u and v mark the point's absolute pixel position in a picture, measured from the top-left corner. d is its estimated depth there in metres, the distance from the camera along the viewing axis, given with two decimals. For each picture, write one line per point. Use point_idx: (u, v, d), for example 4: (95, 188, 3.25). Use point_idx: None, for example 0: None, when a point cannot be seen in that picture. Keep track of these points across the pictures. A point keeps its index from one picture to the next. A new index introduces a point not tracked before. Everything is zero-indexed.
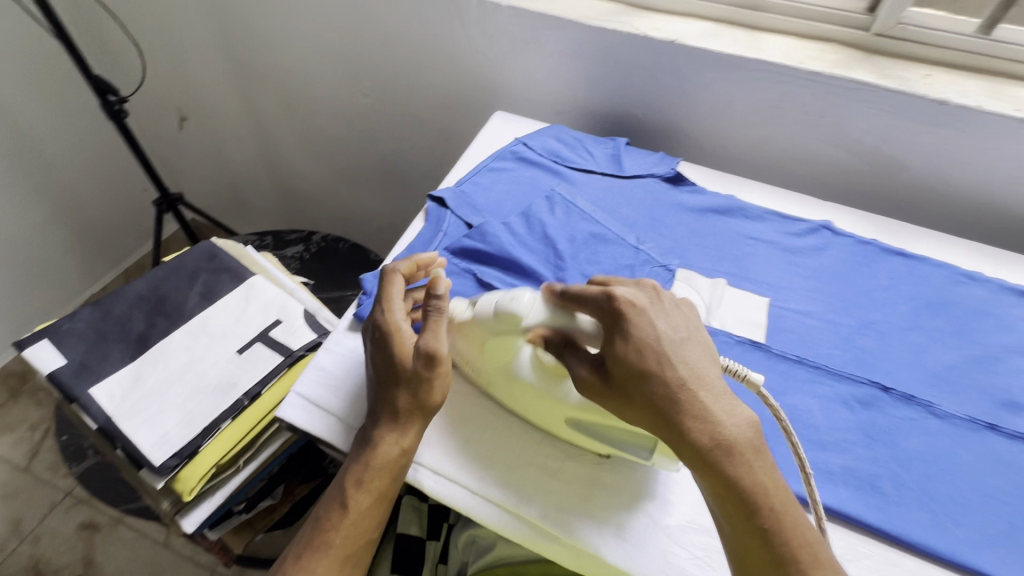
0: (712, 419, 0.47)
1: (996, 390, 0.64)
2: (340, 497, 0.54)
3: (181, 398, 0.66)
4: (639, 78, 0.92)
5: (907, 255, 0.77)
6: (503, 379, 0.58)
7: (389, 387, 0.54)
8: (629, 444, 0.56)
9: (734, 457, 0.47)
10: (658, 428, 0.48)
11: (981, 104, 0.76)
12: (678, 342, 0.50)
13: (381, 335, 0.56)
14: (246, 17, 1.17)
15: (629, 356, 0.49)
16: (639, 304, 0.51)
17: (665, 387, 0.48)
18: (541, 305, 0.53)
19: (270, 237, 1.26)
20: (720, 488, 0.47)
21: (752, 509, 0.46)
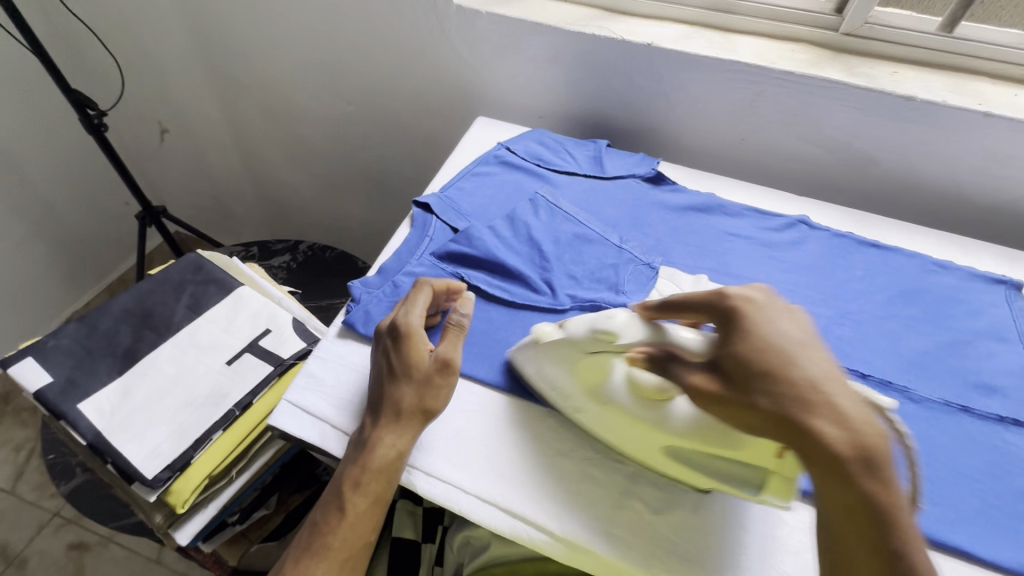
0: (851, 427, 0.41)
1: (968, 373, 0.66)
2: (338, 500, 0.54)
3: (171, 411, 0.66)
4: (618, 81, 0.94)
5: (881, 247, 0.79)
6: (597, 403, 0.56)
7: (399, 388, 0.56)
8: (732, 479, 0.52)
9: (876, 474, 0.40)
10: (784, 434, 0.42)
11: (945, 99, 0.79)
12: (805, 344, 0.44)
13: (396, 340, 0.58)
14: (226, 28, 1.17)
15: (749, 353, 0.44)
16: (757, 300, 0.47)
17: (796, 387, 0.42)
18: (638, 324, 0.52)
19: (256, 248, 1.26)
20: (851, 505, 0.41)
21: (885, 530, 0.40)
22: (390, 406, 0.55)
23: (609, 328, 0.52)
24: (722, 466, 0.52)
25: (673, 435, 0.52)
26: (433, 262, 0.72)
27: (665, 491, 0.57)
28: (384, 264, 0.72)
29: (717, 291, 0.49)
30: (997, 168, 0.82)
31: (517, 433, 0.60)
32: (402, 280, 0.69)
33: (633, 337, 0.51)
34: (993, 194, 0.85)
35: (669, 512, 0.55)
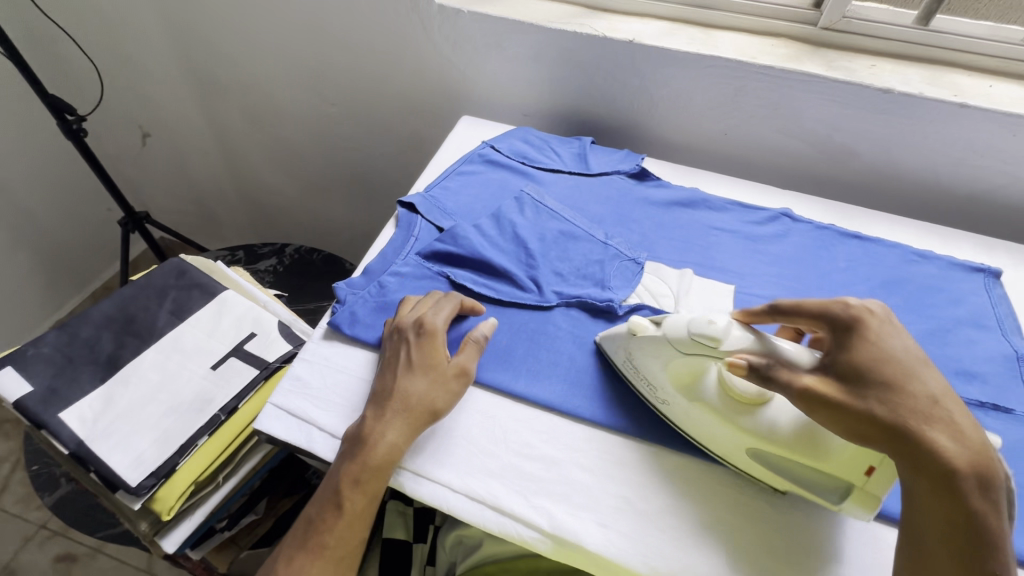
0: (963, 443, 0.43)
1: (950, 360, 0.67)
2: (336, 497, 0.54)
3: (156, 417, 0.65)
4: (601, 78, 0.95)
5: (863, 238, 0.80)
6: (684, 401, 0.54)
7: (414, 385, 0.57)
8: (816, 486, 0.50)
9: (988, 492, 0.42)
10: (896, 444, 0.44)
11: (921, 91, 0.80)
12: (926, 363, 0.46)
13: (418, 340, 0.59)
14: (207, 31, 1.16)
15: (871, 362, 0.46)
16: (878, 314, 0.49)
17: (914, 401, 0.44)
18: (741, 328, 0.51)
19: (241, 252, 1.25)
20: (957, 520, 0.42)
21: (989, 549, 0.41)
22: (404, 404, 0.56)
23: (710, 331, 0.50)
24: (804, 474, 0.50)
25: (761, 439, 0.50)
26: (419, 261, 0.72)
27: (654, 481, 0.55)
28: (369, 265, 0.72)
29: (833, 300, 0.51)
30: (974, 159, 0.84)
31: (503, 426, 0.58)
32: (387, 281, 0.69)
33: (737, 341, 0.51)
34: (971, 184, 0.87)
35: (659, 504, 0.53)
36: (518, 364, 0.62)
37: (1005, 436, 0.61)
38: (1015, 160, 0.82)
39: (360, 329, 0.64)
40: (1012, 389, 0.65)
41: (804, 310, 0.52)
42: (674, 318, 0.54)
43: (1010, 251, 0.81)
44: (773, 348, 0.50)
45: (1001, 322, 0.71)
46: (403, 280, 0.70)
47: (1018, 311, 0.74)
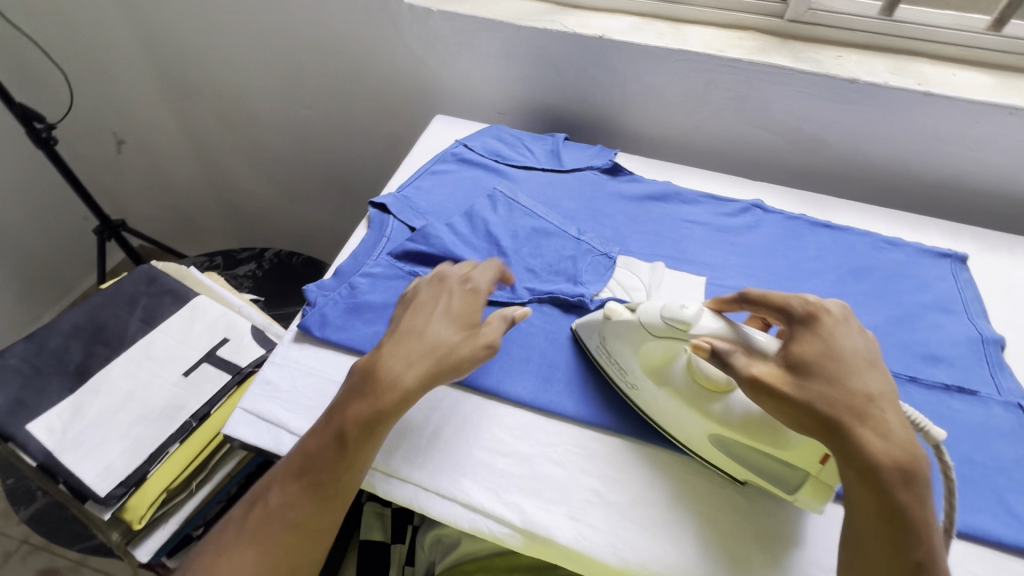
0: (891, 439, 0.44)
1: (917, 344, 0.68)
2: (340, 432, 0.50)
3: (126, 426, 0.65)
4: (573, 75, 0.95)
5: (832, 227, 0.81)
6: (652, 385, 0.55)
7: (446, 331, 0.55)
8: (773, 475, 0.51)
9: (913, 487, 0.42)
10: (826, 435, 0.45)
11: (886, 81, 0.81)
12: (868, 363, 0.48)
13: (461, 292, 0.58)
14: (177, 35, 1.15)
15: (815, 358, 0.48)
16: (834, 314, 0.50)
17: (848, 396, 0.45)
18: (713, 315, 0.52)
19: (219, 257, 1.24)
20: (883, 512, 0.42)
21: (912, 542, 0.41)
22: (432, 348, 0.54)
23: (682, 315, 0.51)
24: (763, 460, 0.51)
25: (723, 426, 0.51)
26: (391, 261, 0.71)
27: (624, 474, 0.55)
28: (340, 266, 0.72)
29: (796, 297, 0.52)
30: (940, 146, 0.85)
31: (474, 423, 0.58)
32: (358, 282, 0.69)
33: (707, 327, 0.51)
34: (938, 171, 0.88)
35: (629, 495, 0.54)
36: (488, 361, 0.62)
37: (970, 418, 0.62)
38: (980, 147, 0.83)
39: (331, 331, 0.64)
40: (977, 371, 0.66)
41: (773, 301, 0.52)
42: (648, 303, 0.55)
43: (977, 236, 0.83)
44: (740, 336, 0.50)
45: (967, 307, 0.73)
46: (374, 281, 0.69)
47: (984, 295, 0.76)
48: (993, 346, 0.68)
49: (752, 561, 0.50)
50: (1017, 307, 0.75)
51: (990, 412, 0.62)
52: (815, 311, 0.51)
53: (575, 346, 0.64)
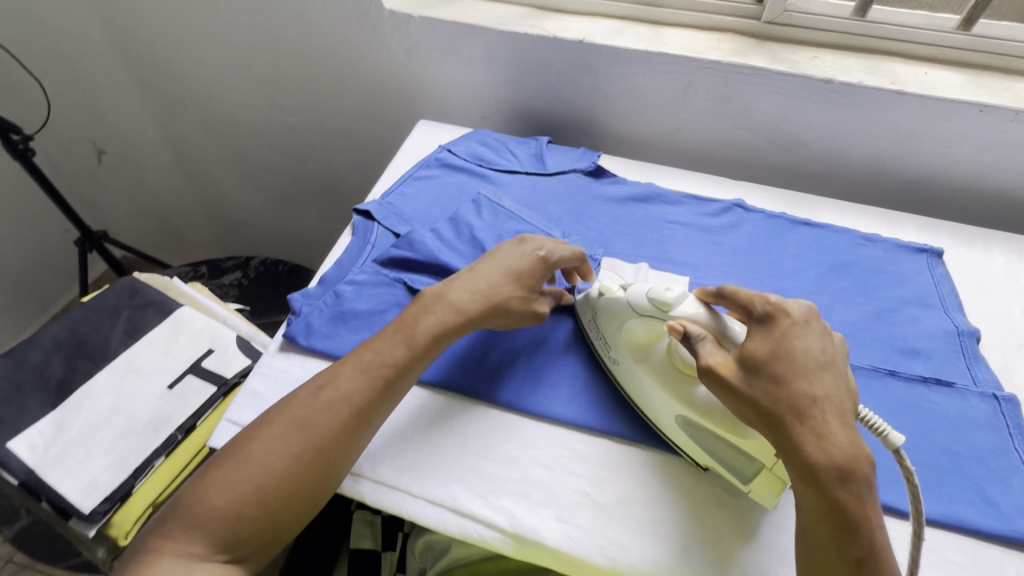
0: (833, 440, 0.43)
1: (895, 338, 0.70)
2: (409, 341, 0.57)
3: (110, 441, 0.64)
4: (555, 78, 0.95)
5: (812, 225, 0.83)
6: (631, 361, 0.57)
7: (504, 285, 0.61)
8: (730, 462, 0.52)
9: (849, 486, 0.42)
10: (769, 433, 0.46)
11: (860, 81, 0.83)
12: (820, 364, 0.47)
13: (539, 258, 0.63)
14: (157, 44, 1.14)
15: (764, 357, 0.47)
16: (792, 315, 0.49)
17: (792, 397, 0.45)
18: (696, 302, 0.53)
19: (204, 267, 1.23)
20: (823, 509, 0.43)
21: (850, 536, 0.42)
22: (485, 296, 0.60)
23: (666, 297, 0.53)
24: (723, 447, 0.52)
25: (691, 409, 0.51)
26: (376, 268, 0.71)
27: (612, 475, 0.56)
28: (325, 274, 0.72)
29: (759, 296, 0.52)
30: (915, 144, 0.87)
31: (462, 428, 0.59)
32: (343, 289, 0.69)
33: (686, 311, 0.53)
34: (913, 168, 0.90)
35: (616, 495, 0.54)
36: (475, 365, 0.63)
37: (948, 410, 0.63)
38: (953, 143, 0.85)
39: (317, 340, 0.64)
40: (954, 364, 0.67)
41: (742, 298, 0.52)
42: (640, 285, 0.57)
43: (952, 232, 0.85)
44: (717, 324, 0.51)
45: (943, 301, 0.74)
46: (359, 288, 0.69)
47: (959, 289, 0.77)
48: (969, 338, 0.70)
49: (737, 556, 0.51)
50: (991, 300, 0.76)
51: (967, 403, 0.64)
52: (774, 310, 0.50)
53: (561, 347, 0.65)
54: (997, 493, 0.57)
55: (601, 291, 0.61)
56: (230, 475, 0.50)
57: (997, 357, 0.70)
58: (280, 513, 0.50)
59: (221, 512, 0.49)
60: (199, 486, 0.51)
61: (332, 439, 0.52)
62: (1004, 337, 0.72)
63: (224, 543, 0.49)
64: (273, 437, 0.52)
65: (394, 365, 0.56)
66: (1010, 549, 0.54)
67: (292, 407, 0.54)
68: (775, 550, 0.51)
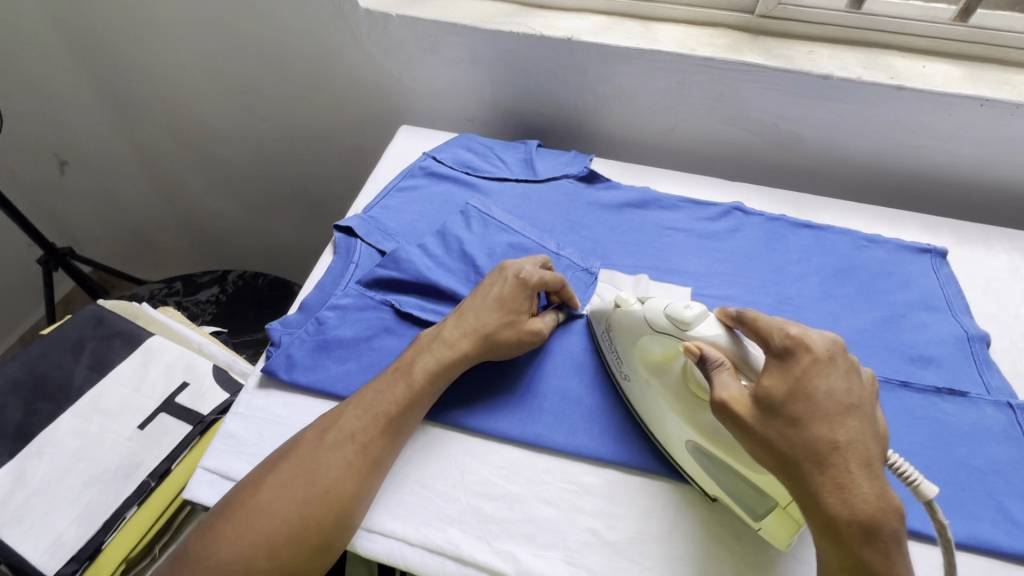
0: (857, 492, 0.41)
1: (904, 346, 0.68)
2: (406, 372, 0.55)
3: (75, 491, 0.59)
4: (543, 78, 0.91)
5: (813, 227, 0.80)
6: (643, 380, 0.54)
7: (490, 314, 0.59)
8: (738, 496, 0.49)
9: (874, 542, 0.40)
10: (785, 479, 0.44)
11: (860, 76, 0.80)
12: (843, 407, 0.44)
13: (518, 281, 0.61)
14: (118, 49, 1.07)
15: (781, 396, 0.45)
16: (813, 350, 0.46)
17: (810, 442, 0.43)
18: (717, 322, 0.51)
19: (179, 283, 1.16)
20: (844, 565, 0.41)
21: None
22: (475, 327, 0.58)
23: (684, 315, 0.51)
24: (737, 479, 0.49)
25: (703, 436, 0.49)
26: (360, 291, 0.67)
27: (622, 511, 0.52)
28: (306, 299, 0.67)
29: (779, 327, 0.48)
30: (915, 139, 0.84)
31: (460, 466, 0.55)
32: (326, 316, 0.64)
33: (707, 331, 0.50)
34: (913, 164, 0.87)
35: (626, 533, 0.51)
36: (473, 397, 0.59)
37: (962, 421, 0.61)
38: (954, 139, 0.83)
39: (299, 373, 0.60)
40: (965, 371, 0.65)
41: (763, 326, 0.49)
42: (657, 301, 0.55)
43: (955, 229, 0.82)
44: (737, 351, 0.49)
45: (950, 303, 0.72)
46: (343, 313, 0.65)
47: (965, 290, 0.75)
48: (979, 343, 0.68)
49: None
50: (997, 300, 0.74)
51: (982, 413, 0.62)
52: (793, 344, 0.47)
53: (564, 372, 0.61)
54: (1019, 510, 0.55)
55: (617, 302, 0.58)
56: (239, 525, 0.47)
57: (1007, 362, 0.68)
58: (293, 562, 0.47)
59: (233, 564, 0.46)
60: (207, 534, 0.48)
61: (336, 478, 0.50)
62: (1013, 340, 0.70)
63: None
64: (280, 483, 0.49)
65: (400, 400, 0.54)
66: None
67: (297, 450, 0.51)
68: None
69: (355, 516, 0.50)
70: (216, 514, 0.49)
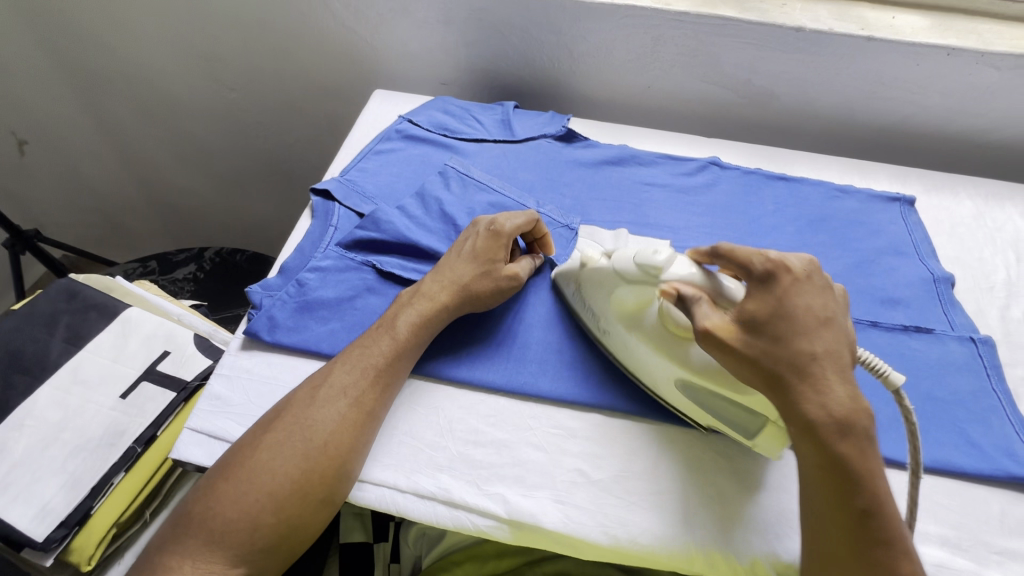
0: (834, 395, 0.43)
1: (875, 289, 0.70)
2: (385, 324, 0.56)
3: (60, 460, 0.59)
4: (517, 37, 0.90)
5: (788, 178, 0.81)
6: (623, 330, 0.55)
7: (465, 265, 0.60)
8: (732, 422, 0.51)
9: (850, 437, 0.43)
10: (768, 393, 0.45)
11: (831, 27, 0.80)
12: (820, 321, 0.46)
13: (491, 229, 0.61)
14: (71, 15, 1.02)
15: (764, 319, 0.46)
16: (792, 271, 0.47)
17: (792, 355, 0.44)
18: (687, 262, 0.52)
19: (154, 262, 1.13)
20: (825, 464, 0.43)
21: (853, 488, 0.42)
22: (453, 280, 0.59)
23: (654, 260, 0.51)
24: (727, 407, 0.51)
25: (690, 372, 0.50)
26: (340, 253, 0.66)
27: (607, 451, 0.54)
28: (285, 263, 0.66)
29: (755, 254, 0.49)
30: (884, 91, 0.86)
31: (448, 416, 0.56)
32: (306, 277, 0.64)
33: (679, 272, 0.51)
34: (883, 115, 0.89)
35: (614, 471, 0.53)
36: (458, 348, 0.59)
37: (930, 356, 0.64)
38: (920, 90, 0.84)
39: (282, 334, 0.60)
40: (932, 310, 0.68)
41: (739, 257, 0.50)
42: (624, 250, 0.55)
43: (922, 178, 0.85)
44: (711, 283, 0.49)
45: (918, 248, 0.74)
46: (324, 275, 0.64)
47: (931, 235, 0.78)
48: (944, 284, 0.70)
49: (734, 523, 0.50)
50: (962, 244, 0.77)
51: (947, 347, 0.65)
52: (773, 268, 0.48)
53: (546, 324, 0.62)
54: (980, 434, 0.58)
55: (584, 262, 0.58)
56: (240, 484, 0.47)
57: (970, 302, 0.71)
58: (298, 517, 0.47)
59: (238, 523, 0.46)
60: (207, 496, 0.48)
61: (332, 432, 0.50)
62: (976, 281, 0.73)
63: (241, 554, 0.46)
64: (277, 442, 0.49)
65: (387, 352, 0.54)
66: (993, 487, 0.56)
67: (291, 409, 0.51)
68: (778, 512, 0.50)
69: (352, 469, 0.50)
70: (217, 476, 0.49)
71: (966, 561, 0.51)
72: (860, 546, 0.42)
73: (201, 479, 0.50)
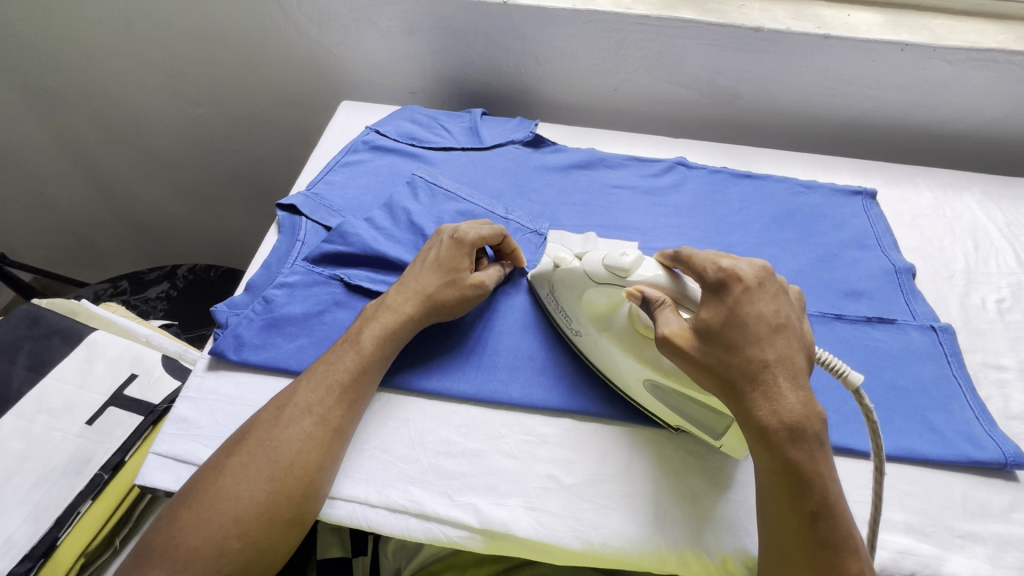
0: (784, 401, 0.44)
1: (839, 283, 0.71)
2: (347, 341, 0.56)
3: (23, 491, 0.58)
4: (482, 44, 0.90)
5: (753, 176, 0.82)
6: (595, 332, 0.56)
7: (429, 276, 0.60)
8: (696, 422, 0.52)
9: (801, 443, 0.43)
10: (725, 398, 0.46)
11: (789, 27, 0.82)
12: (772, 328, 0.46)
13: (453, 240, 0.61)
14: (27, 34, 0.99)
15: (718, 326, 0.47)
16: (744, 279, 0.48)
17: (744, 363, 0.45)
18: (654, 264, 0.52)
19: (125, 282, 1.11)
20: (777, 469, 0.44)
21: (803, 492, 0.43)
22: (415, 290, 0.59)
23: (622, 263, 0.52)
24: (692, 407, 0.52)
25: (658, 371, 0.51)
26: (307, 267, 0.66)
27: (578, 455, 0.54)
28: (252, 280, 0.66)
29: (711, 261, 0.50)
30: (843, 87, 0.87)
31: (419, 427, 0.56)
32: (273, 294, 0.63)
33: (646, 273, 0.52)
34: (843, 110, 0.91)
35: (585, 475, 0.53)
36: (426, 359, 0.59)
37: (893, 346, 0.65)
38: (877, 85, 0.86)
39: (248, 353, 0.59)
40: (895, 301, 0.69)
41: (697, 262, 0.51)
42: (595, 252, 0.56)
43: (883, 171, 0.87)
44: (676, 287, 0.50)
45: (880, 240, 0.76)
46: (291, 291, 0.64)
47: (893, 227, 0.79)
48: (906, 275, 0.72)
49: (702, 521, 0.50)
50: (922, 235, 0.79)
51: (908, 337, 0.66)
52: (725, 276, 0.48)
53: (518, 330, 0.62)
54: (942, 421, 0.59)
55: (557, 262, 0.59)
56: (203, 510, 0.47)
57: (932, 291, 0.73)
58: (266, 539, 0.47)
59: (200, 551, 0.45)
60: (170, 525, 0.47)
61: (291, 455, 0.49)
62: (937, 270, 0.75)
63: None
64: (242, 464, 0.49)
65: (352, 367, 0.54)
66: (955, 471, 0.57)
67: (256, 431, 0.51)
68: (747, 509, 0.51)
69: (321, 487, 0.50)
70: (180, 504, 0.48)
71: (930, 546, 0.52)
72: (814, 550, 0.42)
73: (167, 505, 0.49)
